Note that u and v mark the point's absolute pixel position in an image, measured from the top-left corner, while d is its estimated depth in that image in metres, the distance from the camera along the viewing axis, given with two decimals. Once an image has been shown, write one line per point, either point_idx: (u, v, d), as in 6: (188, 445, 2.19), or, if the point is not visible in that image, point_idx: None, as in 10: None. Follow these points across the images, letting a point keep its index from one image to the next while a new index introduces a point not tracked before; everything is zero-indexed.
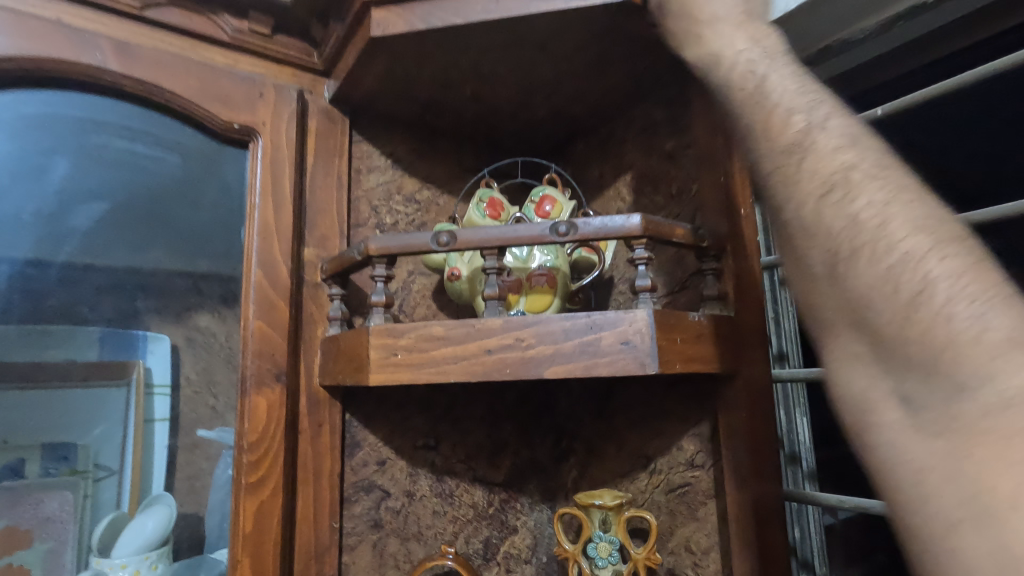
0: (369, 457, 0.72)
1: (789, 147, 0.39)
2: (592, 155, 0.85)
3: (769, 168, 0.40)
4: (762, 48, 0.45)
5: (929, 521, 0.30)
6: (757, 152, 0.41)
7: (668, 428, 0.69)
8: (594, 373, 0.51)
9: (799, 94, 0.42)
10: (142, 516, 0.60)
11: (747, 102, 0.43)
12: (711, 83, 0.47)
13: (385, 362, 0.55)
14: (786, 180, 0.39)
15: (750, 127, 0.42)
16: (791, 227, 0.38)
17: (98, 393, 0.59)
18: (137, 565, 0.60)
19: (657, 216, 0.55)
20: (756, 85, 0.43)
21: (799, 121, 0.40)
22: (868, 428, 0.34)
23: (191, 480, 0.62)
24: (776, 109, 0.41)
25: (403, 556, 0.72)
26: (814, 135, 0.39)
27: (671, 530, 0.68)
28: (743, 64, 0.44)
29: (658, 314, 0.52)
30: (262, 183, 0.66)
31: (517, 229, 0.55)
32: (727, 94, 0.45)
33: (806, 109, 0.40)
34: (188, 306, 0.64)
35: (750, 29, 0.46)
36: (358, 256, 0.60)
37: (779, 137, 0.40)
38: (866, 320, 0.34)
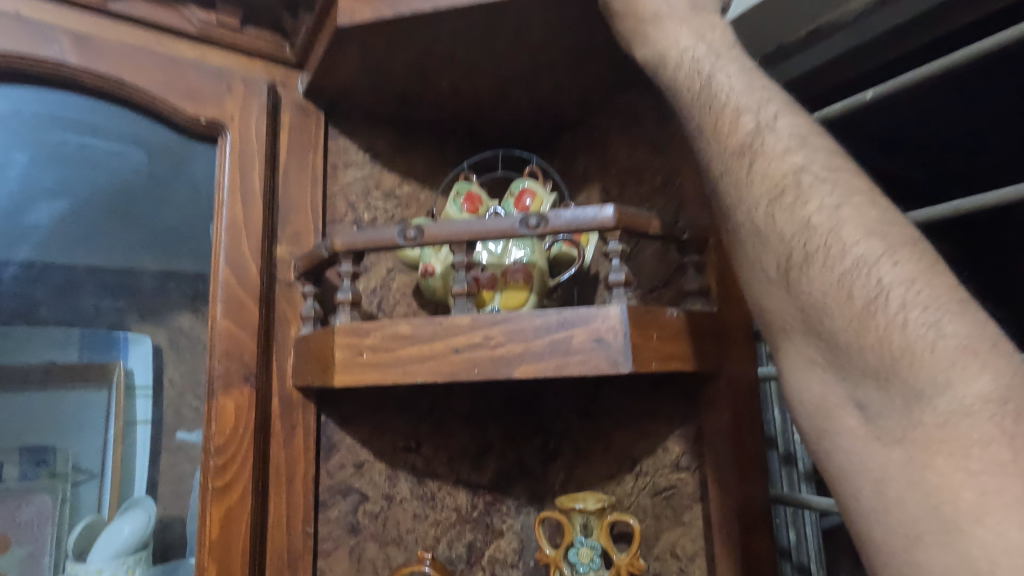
0: (346, 460, 0.70)
1: (739, 148, 0.42)
2: (578, 148, 0.82)
3: (723, 170, 0.43)
4: (707, 47, 0.46)
5: (890, 534, 0.33)
6: (704, 151, 0.44)
7: (654, 428, 0.66)
8: (564, 373, 0.49)
9: (745, 92, 0.44)
10: (120, 521, 0.60)
11: (696, 102, 0.45)
12: (659, 82, 0.48)
13: (350, 362, 0.53)
14: (738, 184, 0.42)
15: (700, 128, 0.45)
16: (746, 230, 0.41)
17: (75, 396, 0.58)
18: (113, 570, 0.59)
19: (631, 207, 0.52)
20: (703, 86, 0.45)
21: (748, 122, 0.43)
22: (828, 431, 0.37)
23: (174, 485, 0.61)
24: (724, 111, 0.44)
25: (381, 561, 0.70)
26: (762, 136, 0.42)
27: (657, 535, 0.65)
28: (688, 62, 0.46)
29: (632, 310, 0.49)
30: (230, 180, 0.65)
31: (485, 222, 0.53)
32: (676, 93, 0.46)
33: (749, 109, 0.43)
34: (156, 307, 0.62)
35: (694, 22, 0.47)
36: (325, 253, 0.58)
37: (726, 139, 0.43)
38: (819, 326, 0.37)
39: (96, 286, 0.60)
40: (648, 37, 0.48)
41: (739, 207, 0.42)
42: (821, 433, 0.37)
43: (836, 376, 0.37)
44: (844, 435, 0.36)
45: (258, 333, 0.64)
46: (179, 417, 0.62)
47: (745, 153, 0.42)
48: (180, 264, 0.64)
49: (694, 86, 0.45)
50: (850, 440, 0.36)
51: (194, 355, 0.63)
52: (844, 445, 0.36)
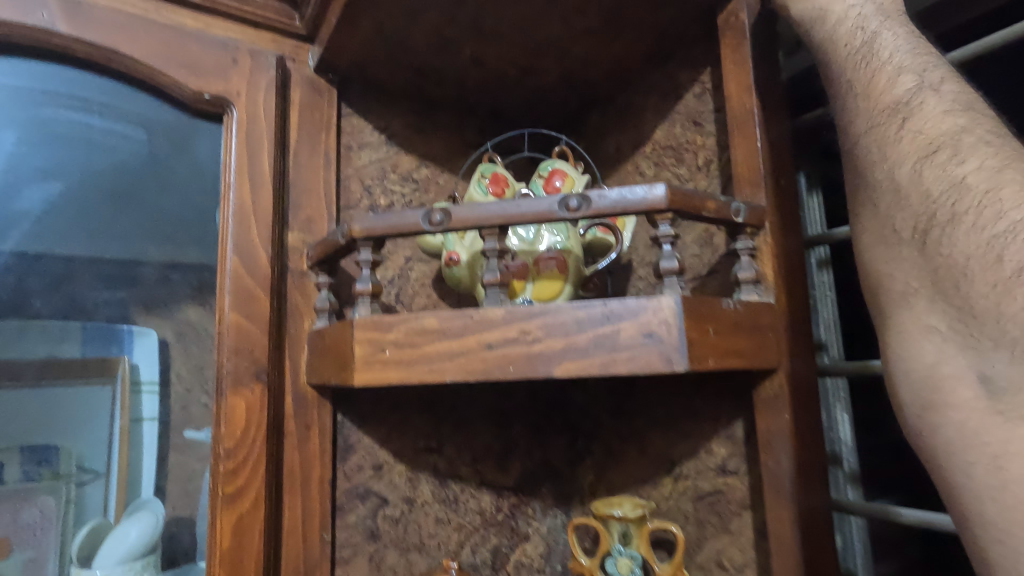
0: (364, 462, 0.65)
1: (892, 107, 0.42)
2: (608, 127, 0.77)
3: (866, 126, 0.44)
4: (874, 6, 0.46)
5: (986, 511, 0.34)
6: (852, 110, 0.45)
7: (696, 429, 0.61)
8: (611, 372, 0.44)
9: (911, 55, 0.43)
10: (126, 524, 0.55)
11: (850, 60, 0.46)
12: (816, 40, 0.49)
13: (371, 358, 0.48)
14: (882, 142, 0.42)
15: (850, 85, 0.45)
16: (884, 185, 0.42)
17: (80, 393, 0.54)
18: None
19: (684, 186, 0.47)
20: (867, 41, 0.45)
21: (907, 81, 0.42)
22: (934, 404, 0.38)
23: (184, 483, 0.57)
24: (885, 68, 0.44)
25: (403, 568, 0.66)
26: (923, 96, 0.41)
27: (699, 543, 0.61)
28: (852, 19, 0.46)
29: (687, 300, 0.44)
30: (237, 161, 0.60)
31: (520, 204, 0.47)
32: (833, 48, 0.47)
33: (918, 71, 0.43)
34: (158, 298, 0.57)
35: None
36: (341, 240, 0.53)
37: (880, 100, 0.43)
38: (953, 290, 0.37)
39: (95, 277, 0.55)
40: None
41: (874, 160, 0.43)
42: (931, 403, 0.38)
43: (958, 345, 0.37)
44: (957, 405, 0.36)
45: (270, 326, 0.59)
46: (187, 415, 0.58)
47: (901, 110, 0.42)
48: (185, 256, 0.59)
49: (850, 43, 0.46)
50: (961, 409, 0.36)
51: (205, 347, 0.59)
52: (955, 418, 0.36)
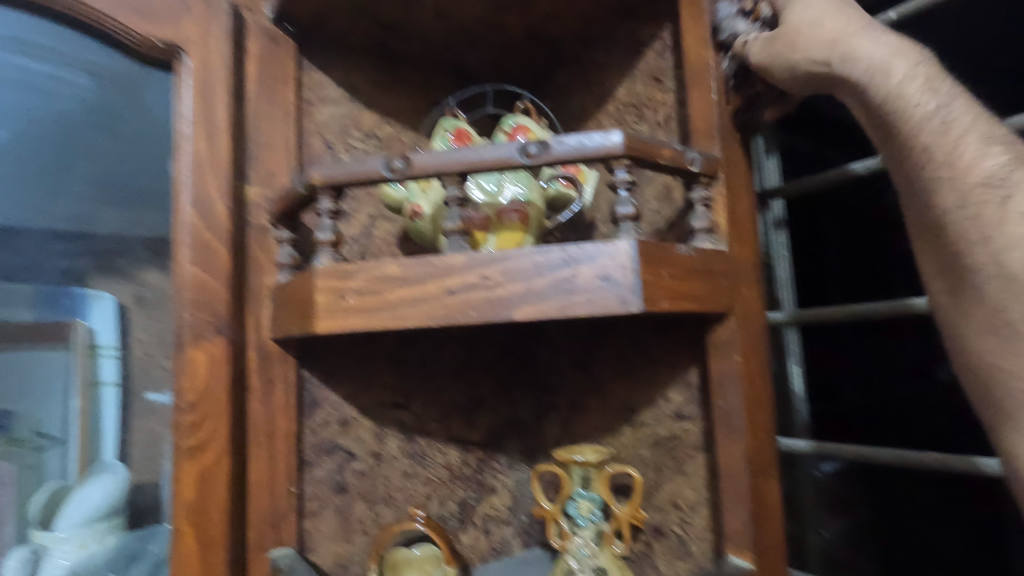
0: (331, 417, 0.65)
1: (983, 185, 0.45)
2: (573, 86, 0.77)
3: (955, 200, 0.46)
4: (930, 81, 0.47)
5: None
6: (940, 181, 0.46)
7: (655, 378, 0.64)
8: (569, 314, 0.45)
9: (984, 130, 0.46)
10: (88, 486, 0.58)
11: (930, 131, 0.46)
12: (875, 104, 0.48)
13: (333, 306, 0.48)
14: (983, 222, 0.45)
15: (930, 157, 0.46)
16: (985, 268, 0.45)
17: (38, 357, 0.57)
18: (82, 536, 0.58)
19: (641, 134, 0.48)
20: (939, 115, 0.46)
21: (993, 159, 0.45)
22: None
23: (146, 449, 0.58)
24: (966, 145, 0.46)
25: (371, 520, 0.67)
26: (1012, 174, 0.44)
27: (657, 486, 0.63)
28: (919, 89, 0.47)
29: (642, 244, 0.45)
30: (193, 111, 0.58)
31: (480, 151, 0.48)
32: (902, 119, 0.47)
33: (978, 133, 0.46)
34: (111, 252, 0.58)
35: (910, 50, 0.48)
36: (301, 191, 0.53)
37: (971, 172, 0.45)
38: None
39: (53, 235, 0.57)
40: (856, 58, 0.49)
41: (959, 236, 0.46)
42: None
43: None
44: None
45: (230, 280, 0.58)
46: (149, 377, 0.59)
47: (992, 186, 0.45)
48: (140, 211, 0.59)
49: (908, 107, 0.47)
50: None
51: (161, 310, 0.59)
52: None
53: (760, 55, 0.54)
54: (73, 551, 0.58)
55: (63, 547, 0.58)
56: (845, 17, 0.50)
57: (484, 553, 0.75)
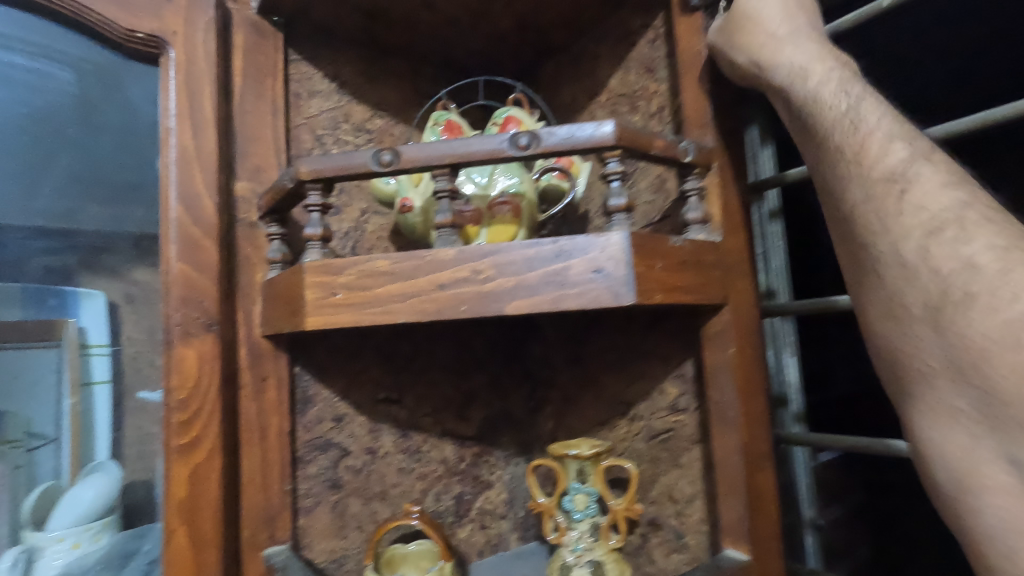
0: (324, 414, 0.65)
1: (890, 177, 0.44)
2: (565, 77, 0.76)
3: (861, 196, 0.45)
4: (845, 77, 0.47)
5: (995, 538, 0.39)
6: (848, 176, 0.45)
7: (650, 371, 0.64)
8: (562, 308, 0.45)
9: (894, 125, 0.45)
10: (81, 485, 0.58)
11: (841, 125, 0.46)
12: (795, 100, 0.48)
13: (323, 302, 0.48)
14: (884, 214, 0.44)
15: (837, 151, 0.46)
16: (886, 257, 0.44)
17: (28, 356, 0.56)
18: (76, 536, 0.57)
19: (633, 124, 0.47)
20: (850, 108, 0.46)
21: (900, 151, 0.44)
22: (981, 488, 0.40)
23: (140, 446, 0.58)
24: (873, 138, 0.45)
25: (366, 516, 0.67)
26: (916, 166, 0.43)
27: (653, 478, 0.63)
28: (834, 83, 0.46)
29: (635, 236, 0.45)
30: (178, 105, 0.57)
31: (469, 143, 0.47)
32: (816, 113, 0.47)
33: (896, 135, 0.44)
34: (97, 249, 0.58)
35: (829, 48, 0.48)
36: (289, 185, 0.52)
37: (872, 167, 0.44)
38: (974, 371, 0.39)
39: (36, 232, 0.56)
40: (778, 55, 0.49)
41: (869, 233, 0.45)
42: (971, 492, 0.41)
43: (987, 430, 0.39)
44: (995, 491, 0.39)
45: (219, 277, 0.57)
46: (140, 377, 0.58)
47: (895, 183, 0.43)
48: (127, 208, 0.59)
49: (830, 109, 0.46)
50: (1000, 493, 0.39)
51: (149, 309, 0.58)
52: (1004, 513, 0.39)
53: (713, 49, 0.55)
54: (67, 551, 0.57)
55: (55, 547, 0.57)
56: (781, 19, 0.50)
57: (481, 548, 0.75)
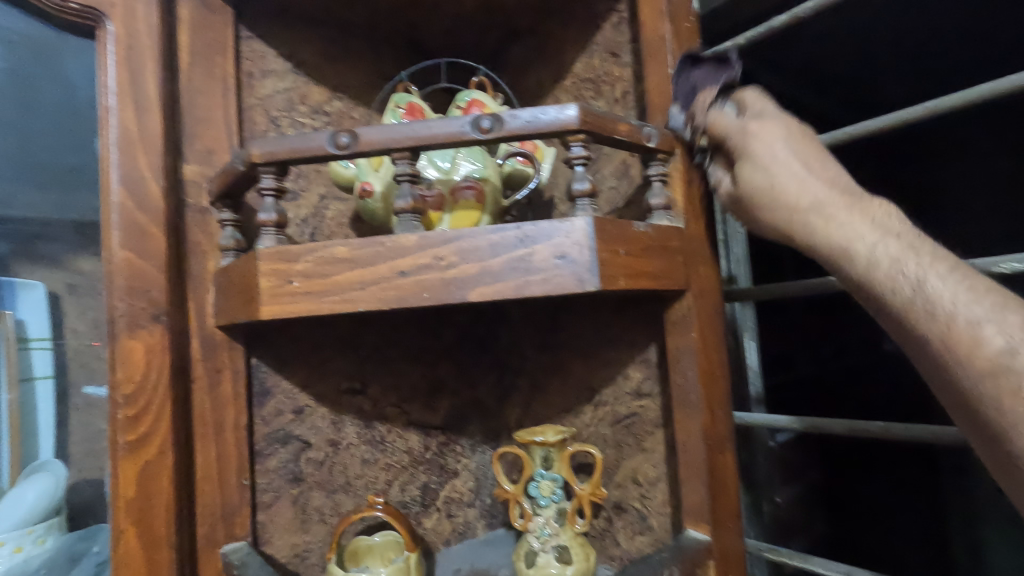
0: (284, 406, 0.63)
1: (993, 372, 0.35)
2: (529, 60, 0.75)
3: (972, 393, 0.37)
4: (894, 247, 0.40)
5: None
6: (951, 371, 0.38)
7: (615, 357, 0.64)
8: (526, 294, 0.44)
9: (977, 296, 0.37)
10: (23, 486, 0.55)
11: (912, 313, 0.39)
12: (851, 283, 0.42)
13: (279, 291, 0.46)
14: (1006, 414, 0.35)
15: (926, 342, 0.39)
16: None
17: None
18: (17, 541, 0.54)
19: (597, 108, 0.47)
20: (915, 289, 0.39)
21: (995, 337, 0.36)
22: None
23: (88, 444, 0.56)
24: (955, 320, 0.37)
25: (329, 509, 0.66)
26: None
27: (618, 463, 0.64)
28: (885, 262, 0.40)
29: (599, 222, 0.45)
30: (118, 82, 0.54)
31: (430, 125, 0.46)
32: (881, 300, 0.41)
33: (962, 286, 0.38)
34: (33, 235, 0.55)
35: (864, 208, 0.42)
36: (241, 167, 0.49)
37: (973, 358, 0.36)
38: None
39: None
40: (807, 229, 0.44)
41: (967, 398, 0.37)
42: None
43: None
44: None
45: (167, 265, 0.54)
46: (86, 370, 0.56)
47: (1002, 374, 0.35)
48: (67, 194, 0.56)
49: (897, 292, 0.39)
50: None
51: (95, 299, 0.56)
52: None
53: (735, 212, 0.51)
54: (7, 555, 0.54)
55: None
56: (801, 185, 0.44)
57: (448, 536, 0.75)
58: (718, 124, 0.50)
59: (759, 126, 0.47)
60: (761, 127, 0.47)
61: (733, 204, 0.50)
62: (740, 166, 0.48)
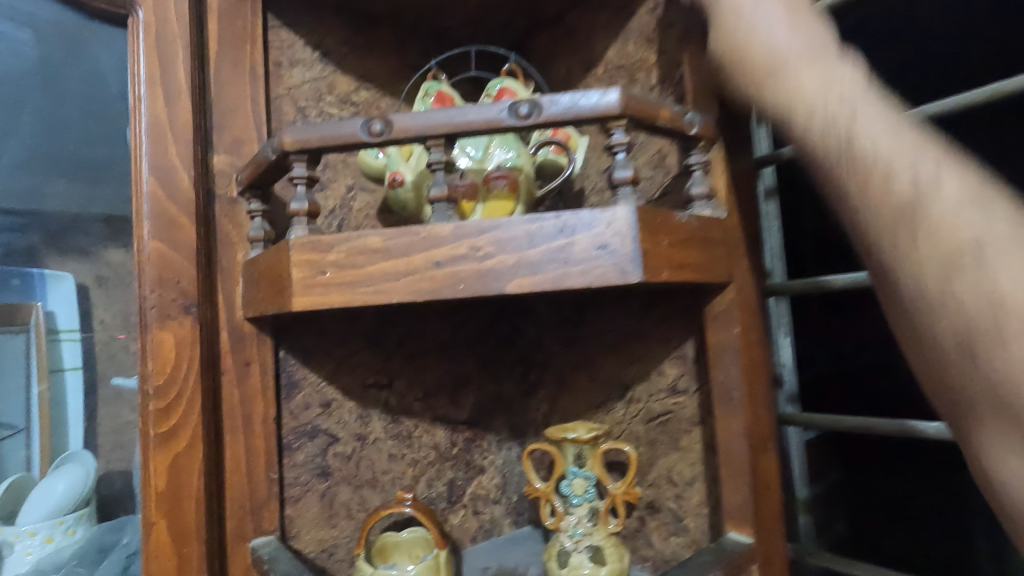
0: (312, 399, 0.62)
1: (897, 208, 0.32)
2: (559, 48, 0.73)
3: (867, 229, 0.34)
4: (834, 73, 0.36)
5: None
6: (848, 208, 0.35)
7: (648, 352, 0.62)
8: (564, 286, 0.42)
9: (896, 131, 0.33)
10: (53, 478, 0.55)
11: (824, 141, 0.35)
12: (770, 111, 0.39)
13: (310, 282, 0.45)
14: (895, 245, 0.32)
15: (843, 183, 0.35)
16: (910, 300, 0.32)
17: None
18: (48, 530, 0.56)
19: (640, 93, 0.45)
20: (842, 117, 0.35)
21: (904, 174, 0.32)
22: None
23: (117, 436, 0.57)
24: (873, 161, 0.33)
25: (356, 504, 0.65)
26: (926, 189, 0.32)
27: (651, 462, 0.62)
28: (819, 87, 0.36)
29: (642, 211, 0.43)
30: (148, 70, 0.53)
31: (466, 111, 0.44)
32: (800, 130, 0.37)
33: (943, 172, 0.32)
34: (60, 226, 0.54)
35: (812, 30, 0.38)
36: (272, 156, 0.48)
37: (874, 193, 0.33)
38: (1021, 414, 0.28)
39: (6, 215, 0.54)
40: (748, 63, 0.40)
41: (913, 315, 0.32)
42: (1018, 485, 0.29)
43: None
44: None
45: (197, 256, 0.54)
46: (115, 361, 0.56)
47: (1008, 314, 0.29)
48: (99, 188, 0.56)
49: (862, 161, 0.33)
50: None
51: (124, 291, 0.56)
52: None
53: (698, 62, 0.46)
54: (39, 546, 0.56)
55: (26, 541, 0.55)
56: (767, 37, 0.39)
57: (474, 534, 0.74)
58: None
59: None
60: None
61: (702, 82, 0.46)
62: (710, 34, 0.43)
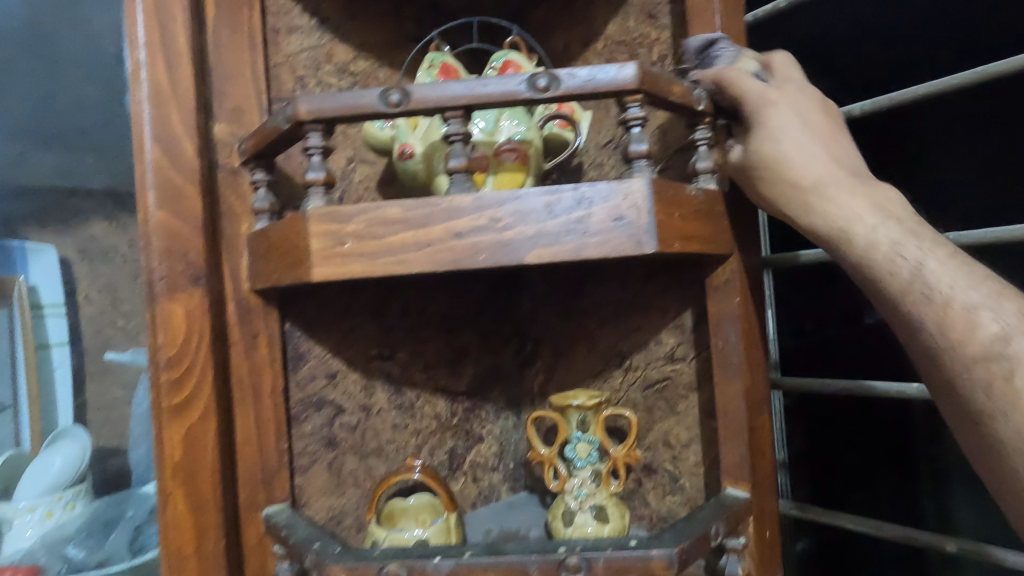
0: (317, 371, 0.63)
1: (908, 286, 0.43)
2: (558, 19, 0.74)
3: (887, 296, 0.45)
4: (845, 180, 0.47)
5: None
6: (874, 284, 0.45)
7: (646, 322, 0.65)
8: (583, 256, 0.44)
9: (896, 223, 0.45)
10: (49, 454, 0.59)
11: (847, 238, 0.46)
12: (803, 207, 0.48)
13: (329, 253, 0.45)
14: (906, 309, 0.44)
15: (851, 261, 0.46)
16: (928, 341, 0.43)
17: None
18: (48, 505, 0.59)
19: (654, 68, 0.46)
20: (848, 221, 0.46)
21: (910, 260, 0.44)
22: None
23: (105, 412, 0.59)
24: (881, 244, 0.45)
25: (363, 473, 0.66)
26: (927, 274, 0.43)
27: (649, 426, 0.65)
28: (834, 189, 0.47)
29: (656, 183, 0.45)
30: (148, 35, 0.52)
31: (485, 83, 0.45)
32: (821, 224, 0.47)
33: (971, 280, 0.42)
34: (71, 211, 0.58)
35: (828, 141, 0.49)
36: (285, 126, 0.48)
37: (895, 273, 0.44)
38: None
39: (21, 188, 0.59)
40: (779, 154, 0.49)
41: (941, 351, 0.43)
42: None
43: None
44: None
45: (204, 227, 0.53)
46: (101, 338, 0.59)
47: (993, 361, 0.41)
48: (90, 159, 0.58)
49: (909, 272, 0.43)
50: None
51: (103, 263, 0.58)
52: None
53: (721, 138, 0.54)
54: (38, 521, 0.59)
55: (26, 517, 0.59)
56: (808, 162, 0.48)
57: (474, 500, 0.76)
58: (739, 85, 0.51)
59: (778, 100, 0.50)
60: (780, 101, 0.50)
61: (739, 172, 0.51)
62: (757, 138, 0.50)
